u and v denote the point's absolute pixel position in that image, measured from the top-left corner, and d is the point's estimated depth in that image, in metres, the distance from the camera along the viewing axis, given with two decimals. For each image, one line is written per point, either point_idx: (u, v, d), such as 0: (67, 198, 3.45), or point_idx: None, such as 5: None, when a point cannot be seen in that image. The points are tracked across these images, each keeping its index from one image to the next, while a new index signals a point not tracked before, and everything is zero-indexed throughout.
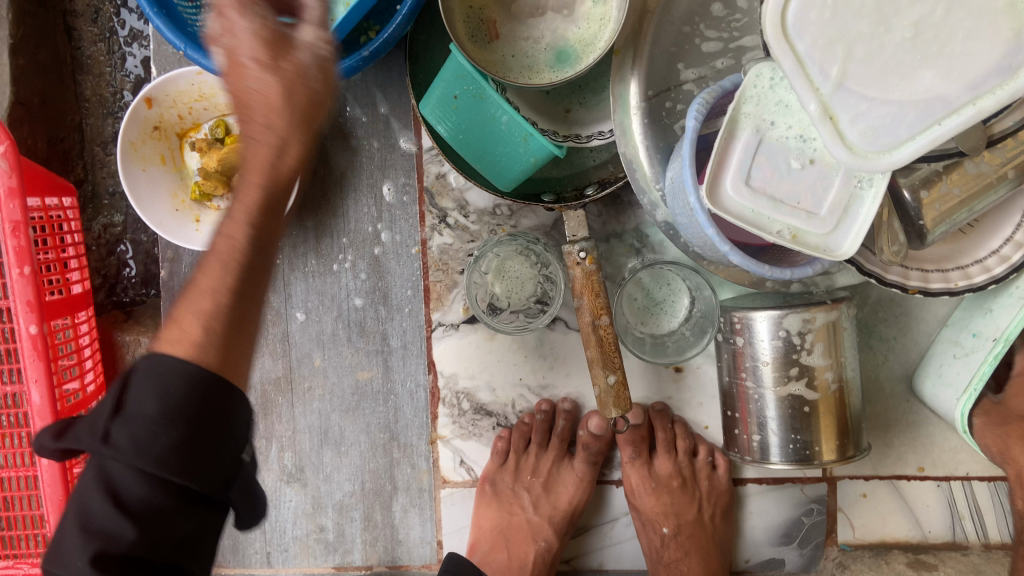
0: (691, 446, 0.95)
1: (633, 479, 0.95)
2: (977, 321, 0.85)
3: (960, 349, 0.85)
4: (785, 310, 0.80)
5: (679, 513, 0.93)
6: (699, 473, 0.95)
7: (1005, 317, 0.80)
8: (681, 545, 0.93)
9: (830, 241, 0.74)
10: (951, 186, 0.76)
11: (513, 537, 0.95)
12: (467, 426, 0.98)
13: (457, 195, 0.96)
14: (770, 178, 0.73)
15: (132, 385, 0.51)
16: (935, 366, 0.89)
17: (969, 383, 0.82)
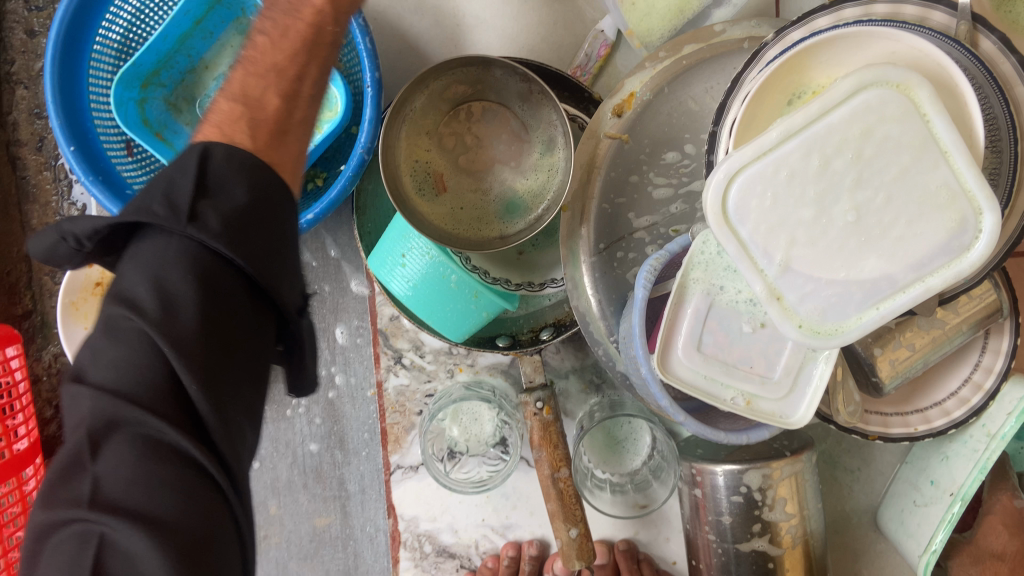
0: None
1: None
2: (934, 468, 0.85)
3: (920, 496, 0.86)
4: (745, 466, 0.78)
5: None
6: None
7: (961, 472, 0.80)
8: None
9: (785, 405, 0.73)
10: (904, 342, 0.76)
11: None
12: (429, 569, 0.96)
13: (412, 335, 0.93)
14: (722, 343, 0.72)
15: (214, 166, 0.50)
16: (896, 510, 0.89)
17: (930, 541, 0.81)
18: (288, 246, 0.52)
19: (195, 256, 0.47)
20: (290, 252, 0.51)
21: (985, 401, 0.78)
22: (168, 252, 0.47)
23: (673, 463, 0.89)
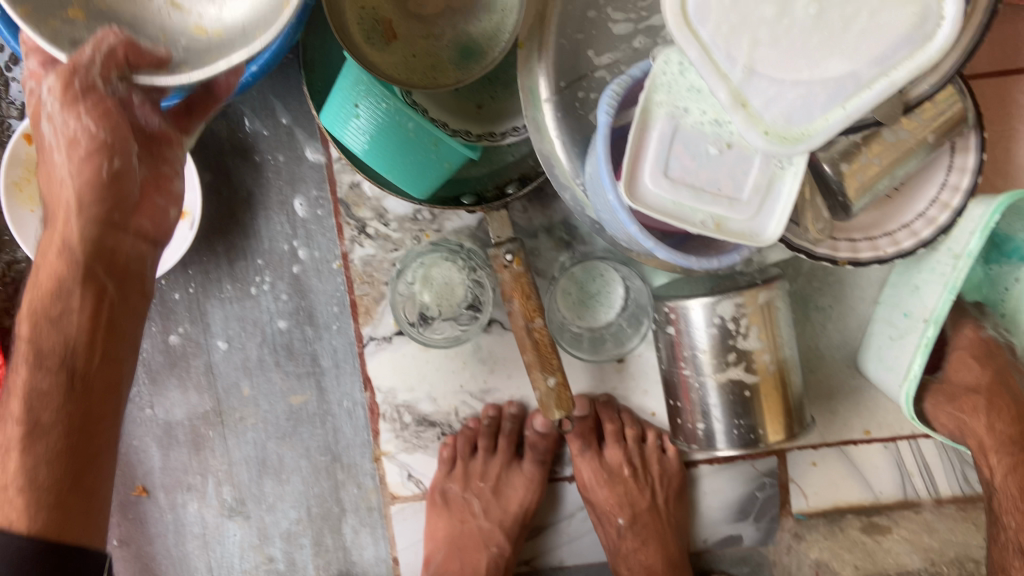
0: (640, 433, 0.94)
1: (586, 473, 0.94)
2: (906, 300, 0.86)
3: (895, 330, 0.86)
4: (717, 297, 0.79)
5: (633, 502, 0.94)
6: (650, 459, 0.94)
7: (932, 296, 0.81)
8: (637, 534, 0.93)
9: (754, 225, 0.72)
10: (871, 156, 0.74)
11: (466, 545, 0.94)
12: (410, 439, 0.96)
13: (375, 203, 0.90)
14: (690, 165, 0.71)
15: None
16: (875, 348, 0.89)
17: (910, 368, 0.82)
18: (95, 515, 0.61)
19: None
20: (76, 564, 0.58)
21: (952, 218, 0.79)
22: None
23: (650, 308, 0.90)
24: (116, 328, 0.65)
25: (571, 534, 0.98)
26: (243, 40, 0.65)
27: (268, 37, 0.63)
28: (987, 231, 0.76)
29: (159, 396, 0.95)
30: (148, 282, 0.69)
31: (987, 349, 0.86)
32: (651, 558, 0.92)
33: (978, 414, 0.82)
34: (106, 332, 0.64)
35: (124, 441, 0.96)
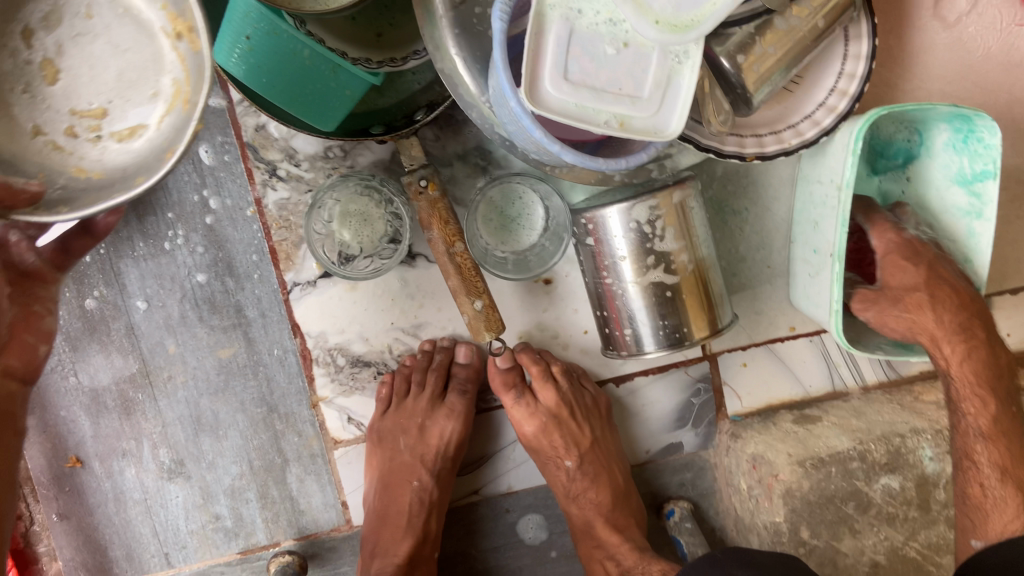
0: (562, 368, 0.93)
1: (526, 424, 0.93)
2: (812, 237, 0.87)
3: (811, 268, 0.88)
4: (633, 201, 0.79)
5: (576, 443, 0.93)
6: (578, 394, 0.93)
7: (831, 230, 0.83)
8: (586, 473, 0.94)
9: (657, 121, 0.73)
10: (765, 46, 0.75)
11: (392, 479, 0.94)
12: (346, 382, 0.96)
13: (283, 144, 0.88)
14: (588, 66, 0.71)
15: None
16: (801, 288, 0.91)
17: (831, 303, 0.83)
18: None
19: None
20: None
21: (851, 105, 0.81)
22: None
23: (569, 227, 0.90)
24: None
25: (512, 461, 0.99)
26: (123, 185, 0.52)
27: (111, 170, 0.54)
28: (856, 157, 0.79)
29: (82, 362, 0.92)
30: (20, 419, 0.63)
31: (914, 249, 0.82)
32: (601, 495, 0.93)
33: (926, 310, 0.79)
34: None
35: (51, 413, 0.93)
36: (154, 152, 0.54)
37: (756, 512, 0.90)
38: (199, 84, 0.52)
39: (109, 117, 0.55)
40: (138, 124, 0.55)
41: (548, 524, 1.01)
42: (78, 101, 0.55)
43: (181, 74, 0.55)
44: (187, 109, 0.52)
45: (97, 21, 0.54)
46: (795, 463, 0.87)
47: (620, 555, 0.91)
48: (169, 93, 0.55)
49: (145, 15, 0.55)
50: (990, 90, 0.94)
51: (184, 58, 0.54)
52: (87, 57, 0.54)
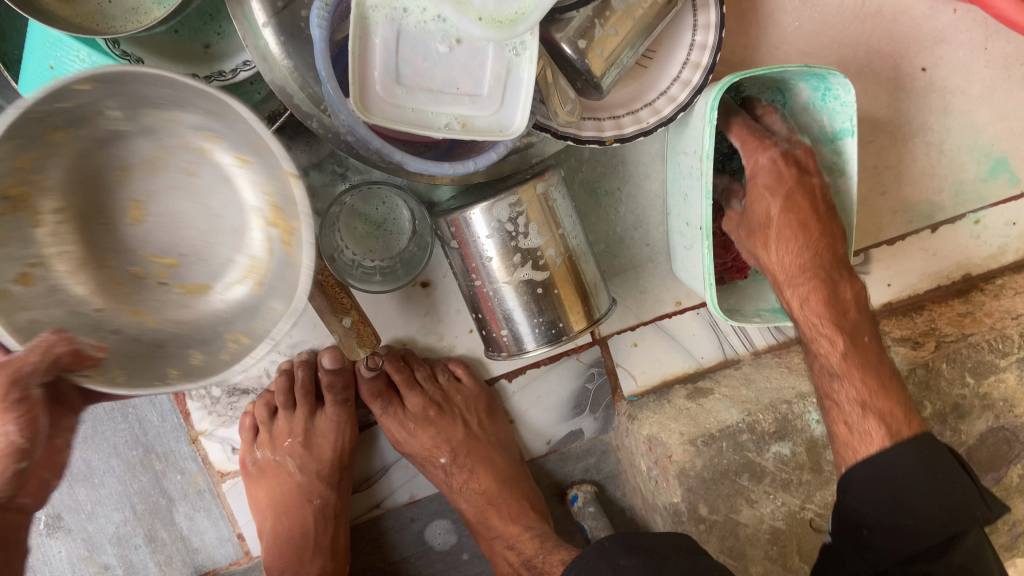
0: (429, 371, 0.91)
1: (393, 430, 0.89)
2: (684, 209, 0.86)
3: (685, 240, 0.87)
4: (493, 200, 0.76)
5: (449, 439, 0.90)
6: (449, 391, 0.91)
7: (697, 203, 0.81)
8: (463, 466, 0.90)
9: (501, 118, 0.70)
10: (606, 27, 0.72)
11: (287, 503, 0.89)
12: (226, 413, 0.91)
13: None
14: (421, 68, 0.67)
15: None
16: (679, 260, 0.91)
17: (705, 275, 0.82)
18: None
19: None
20: None
21: (704, 77, 0.79)
22: None
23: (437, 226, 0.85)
24: None
25: (407, 471, 0.97)
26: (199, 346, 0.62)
27: (171, 322, 0.62)
28: (714, 127, 0.76)
29: None
30: None
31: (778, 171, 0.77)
32: (485, 482, 0.90)
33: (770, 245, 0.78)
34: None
35: None
36: (228, 326, 0.63)
37: (657, 492, 0.89)
38: (274, 292, 0.61)
39: (180, 269, 0.63)
40: (204, 285, 0.63)
41: (456, 528, 0.99)
42: (157, 249, 0.62)
43: (260, 256, 0.63)
44: (269, 313, 0.61)
45: (197, 183, 0.61)
46: (686, 443, 0.87)
47: (516, 542, 0.87)
48: (246, 266, 0.63)
49: (244, 194, 0.62)
50: (847, 44, 0.93)
51: (270, 245, 0.62)
52: (172, 207, 0.62)
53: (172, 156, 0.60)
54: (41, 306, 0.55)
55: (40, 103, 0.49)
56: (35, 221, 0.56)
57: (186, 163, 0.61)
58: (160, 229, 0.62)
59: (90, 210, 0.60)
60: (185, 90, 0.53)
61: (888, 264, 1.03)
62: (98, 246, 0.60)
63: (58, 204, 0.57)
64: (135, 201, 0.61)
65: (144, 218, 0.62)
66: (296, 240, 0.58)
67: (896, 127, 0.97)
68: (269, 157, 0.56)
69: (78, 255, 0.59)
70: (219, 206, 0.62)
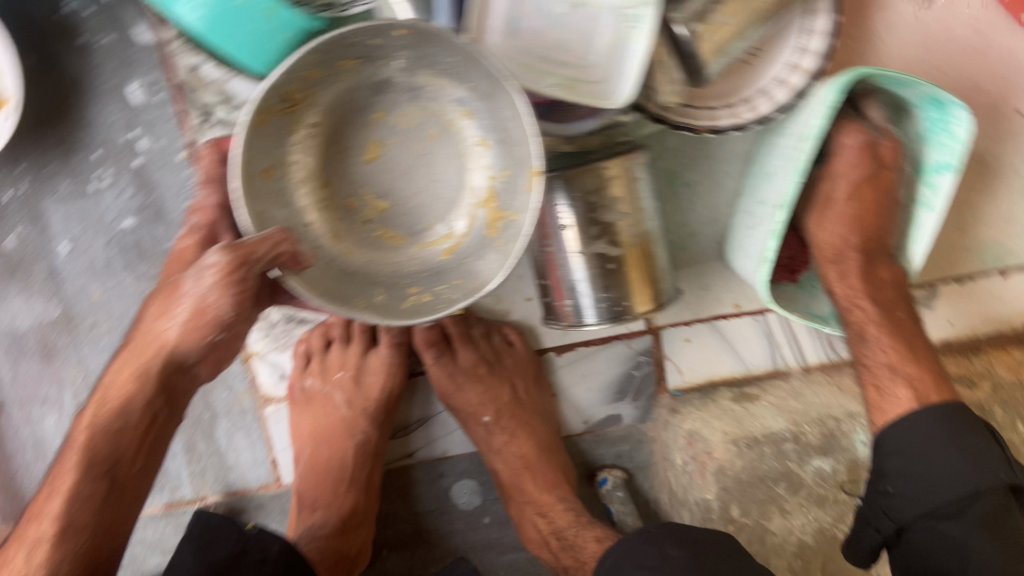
0: (485, 330, 0.93)
1: (439, 379, 0.90)
2: (762, 189, 0.82)
3: (753, 220, 0.83)
4: (580, 169, 0.78)
5: (494, 399, 0.91)
6: (501, 352, 0.93)
7: (782, 181, 0.77)
8: (504, 428, 0.91)
9: (604, 88, 0.69)
10: (724, 15, 0.73)
11: (329, 434, 0.91)
12: (280, 338, 0.93)
13: (219, 87, 0.83)
14: (537, 26, 0.69)
15: None
16: (736, 241, 0.87)
17: (763, 253, 0.77)
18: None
19: None
20: None
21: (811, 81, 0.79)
22: None
23: None
24: (152, 442, 0.73)
25: (446, 426, 0.98)
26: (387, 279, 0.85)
27: (360, 252, 0.86)
28: (829, 109, 0.73)
29: None
30: (160, 448, 0.74)
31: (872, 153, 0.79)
32: (522, 447, 0.91)
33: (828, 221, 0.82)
34: (151, 451, 0.73)
35: None
36: (415, 270, 0.87)
37: (689, 488, 0.90)
38: (469, 262, 0.86)
39: (392, 215, 0.87)
40: (402, 236, 0.88)
41: (481, 490, 1.00)
42: (383, 194, 0.86)
43: (462, 232, 0.88)
44: (452, 279, 0.85)
45: (432, 148, 0.85)
46: (729, 442, 0.88)
47: (549, 511, 0.88)
48: (444, 233, 0.88)
49: (471, 169, 0.87)
50: (954, 75, 0.92)
51: (473, 223, 0.87)
52: (404, 166, 0.85)
53: (424, 122, 0.85)
54: (270, 197, 0.78)
55: (328, 42, 0.69)
56: (294, 128, 0.80)
57: (430, 130, 0.85)
58: (384, 171, 0.85)
59: (337, 139, 0.85)
60: (469, 69, 0.74)
61: (954, 303, 1.01)
62: (329, 165, 0.85)
63: (316, 120, 0.82)
64: (375, 144, 0.85)
65: (375, 159, 0.85)
66: (501, 242, 0.82)
67: (986, 166, 0.96)
68: (514, 154, 0.79)
69: (311, 168, 0.84)
70: (442, 177, 0.86)
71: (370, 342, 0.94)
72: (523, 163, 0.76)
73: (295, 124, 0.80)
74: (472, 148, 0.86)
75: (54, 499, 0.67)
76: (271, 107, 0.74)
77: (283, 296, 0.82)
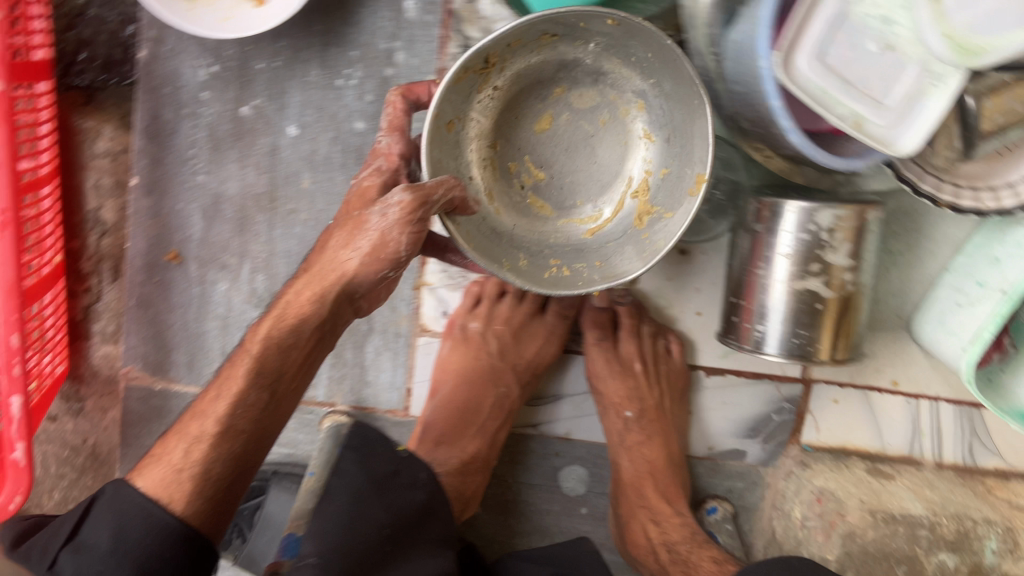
0: (653, 329, 0.92)
1: (597, 362, 0.91)
2: (983, 270, 0.83)
3: (965, 298, 0.85)
4: (821, 204, 0.77)
5: (642, 398, 0.90)
6: (659, 355, 0.91)
7: (1014, 269, 0.77)
8: (643, 428, 0.90)
9: (890, 134, 0.70)
10: (1015, 98, 0.69)
11: (473, 380, 0.91)
12: (455, 277, 0.94)
13: (487, 24, 0.85)
14: (846, 57, 0.68)
15: (95, 512, 0.70)
16: (936, 311, 0.89)
17: (979, 333, 0.79)
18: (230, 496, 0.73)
19: (151, 521, 0.68)
20: (140, 517, 0.68)
21: None
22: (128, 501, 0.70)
23: (738, 201, 0.86)
24: (308, 361, 0.77)
25: (577, 409, 0.97)
26: (524, 244, 0.84)
27: (508, 215, 0.85)
28: None
29: (217, 166, 0.89)
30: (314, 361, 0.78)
31: None
32: (653, 453, 0.90)
33: None
34: (307, 368, 0.78)
35: (167, 202, 0.90)
36: (556, 244, 0.85)
37: (805, 543, 0.92)
38: (610, 249, 0.84)
39: (544, 187, 0.86)
40: (549, 208, 0.87)
41: (589, 481, 1.00)
42: (541, 163, 0.85)
43: (609, 216, 0.87)
44: (591, 260, 0.83)
45: (601, 132, 0.85)
46: (866, 511, 0.89)
47: (664, 521, 0.88)
48: (591, 213, 0.87)
49: (635, 160, 0.86)
50: None
51: (623, 213, 0.86)
52: (570, 141, 0.85)
53: (599, 107, 0.84)
54: (447, 147, 0.80)
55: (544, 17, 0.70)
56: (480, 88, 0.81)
57: (603, 113, 0.84)
58: (549, 143, 0.84)
59: (514, 104, 0.85)
60: (669, 68, 0.75)
61: None
62: (501, 126, 0.85)
63: (500, 83, 0.82)
64: (547, 116, 0.85)
65: (545, 131, 0.85)
66: (648, 237, 0.81)
67: None
68: (686, 155, 0.79)
69: (484, 127, 0.84)
70: (602, 159, 0.85)
71: (540, 305, 0.95)
72: (697, 168, 0.75)
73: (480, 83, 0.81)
74: (639, 143, 0.85)
75: (219, 399, 0.73)
76: (467, 66, 0.75)
77: (452, 253, 0.83)
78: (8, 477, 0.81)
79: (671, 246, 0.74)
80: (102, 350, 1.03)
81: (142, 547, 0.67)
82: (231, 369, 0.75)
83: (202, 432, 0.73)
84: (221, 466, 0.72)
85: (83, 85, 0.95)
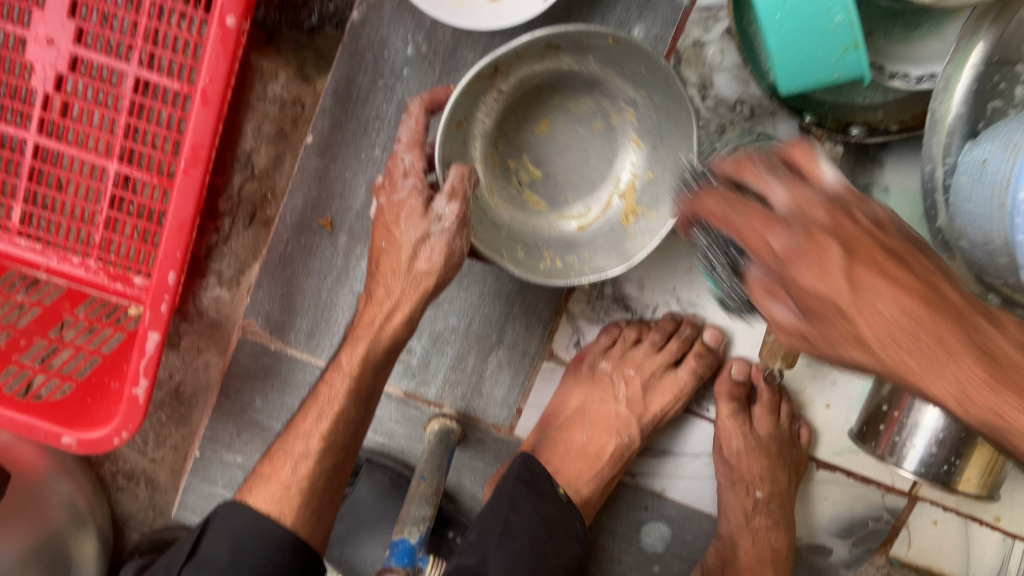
0: (792, 413, 0.91)
1: (731, 435, 0.90)
2: None
3: None
4: None
5: (773, 480, 0.90)
6: (794, 439, 0.92)
7: None
8: (771, 513, 0.90)
9: None
10: None
11: (597, 420, 0.91)
12: (598, 312, 0.93)
13: (706, 72, 0.85)
14: None
15: (209, 532, 0.68)
16: None
17: None
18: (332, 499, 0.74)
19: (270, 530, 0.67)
20: (257, 529, 0.67)
21: None
22: (240, 520, 0.68)
23: None
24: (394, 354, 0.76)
25: (681, 468, 0.97)
26: (522, 243, 0.82)
27: (504, 210, 0.84)
28: None
29: (397, 144, 0.86)
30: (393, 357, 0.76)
31: None
32: (779, 540, 0.90)
33: None
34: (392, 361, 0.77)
35: (336, 168, 0.87)
36: (548, 239, 0.84)
37: None
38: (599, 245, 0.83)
39: (539, 184, 0.85)
40: (544, 203, 0.85)
41: (669, 541, 0.98)
42: (537, 162, 0.84)
43: (597, 211, 0.85)
44: (581, 254, 0.83)
45: (595, 137, 0.83)
46: None
47: None
48: (580, 211, 0.86)
49: (620, 162, 0.84)
50: None
51: (609, 211, 0.84)
52: (568, 143, 0.83)
53: (594, 110, 0.82)
54: (453, 147, 0.77)
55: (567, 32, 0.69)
56: (486, 92, 0.78)
57: (599, 120, 0.83)
58: (548, 144, 0.83)
59: (514, 106, 0.82)
60: (656, 87, 0.75)
61: None
62: (501, 125, 0.83)
63: (505, 89, 0.79)
64: (547, 117, 0.83)
65: (540, 133, 0.84)
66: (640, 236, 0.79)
67: None
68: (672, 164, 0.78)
69: (486, 126, 0.81)
70: (595, 162, 0.83)
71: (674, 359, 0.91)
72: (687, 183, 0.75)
73: (490, 90, 0.78)
74: (630, 147, 0.83)
75: (320, 420, 0.73)
76: (487, 72, 0.72)
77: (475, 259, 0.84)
78: (121, 410, 0.78)
79: (654, 246, 0.73)
80: (213, 293, 1.00)
81: (265, 558, 0.66)
82: (328, 389, 0.74)
83: (308, 448, 0.72)
84: (323, 481, 0.72)
85: (264, 23, 0.92)
